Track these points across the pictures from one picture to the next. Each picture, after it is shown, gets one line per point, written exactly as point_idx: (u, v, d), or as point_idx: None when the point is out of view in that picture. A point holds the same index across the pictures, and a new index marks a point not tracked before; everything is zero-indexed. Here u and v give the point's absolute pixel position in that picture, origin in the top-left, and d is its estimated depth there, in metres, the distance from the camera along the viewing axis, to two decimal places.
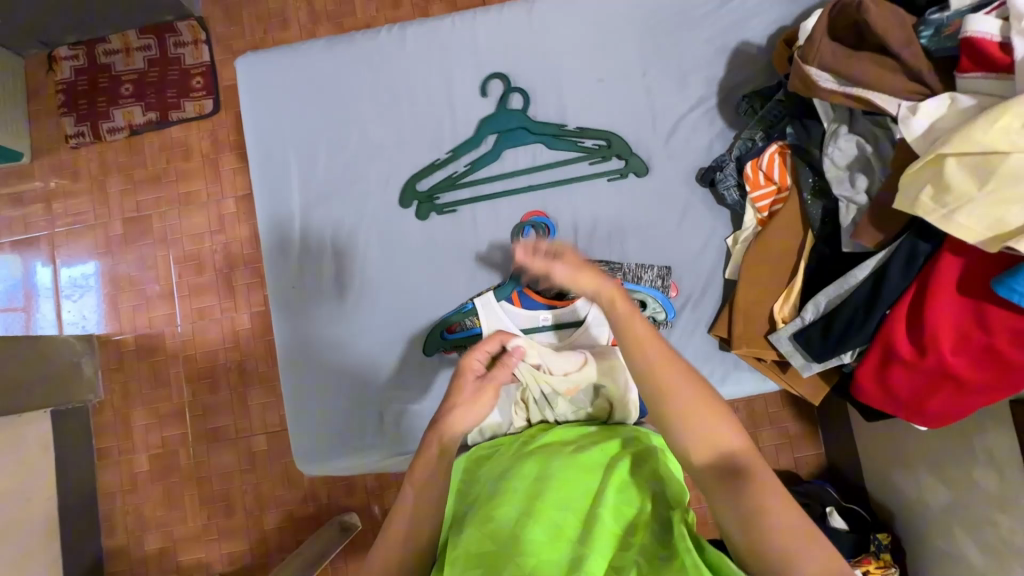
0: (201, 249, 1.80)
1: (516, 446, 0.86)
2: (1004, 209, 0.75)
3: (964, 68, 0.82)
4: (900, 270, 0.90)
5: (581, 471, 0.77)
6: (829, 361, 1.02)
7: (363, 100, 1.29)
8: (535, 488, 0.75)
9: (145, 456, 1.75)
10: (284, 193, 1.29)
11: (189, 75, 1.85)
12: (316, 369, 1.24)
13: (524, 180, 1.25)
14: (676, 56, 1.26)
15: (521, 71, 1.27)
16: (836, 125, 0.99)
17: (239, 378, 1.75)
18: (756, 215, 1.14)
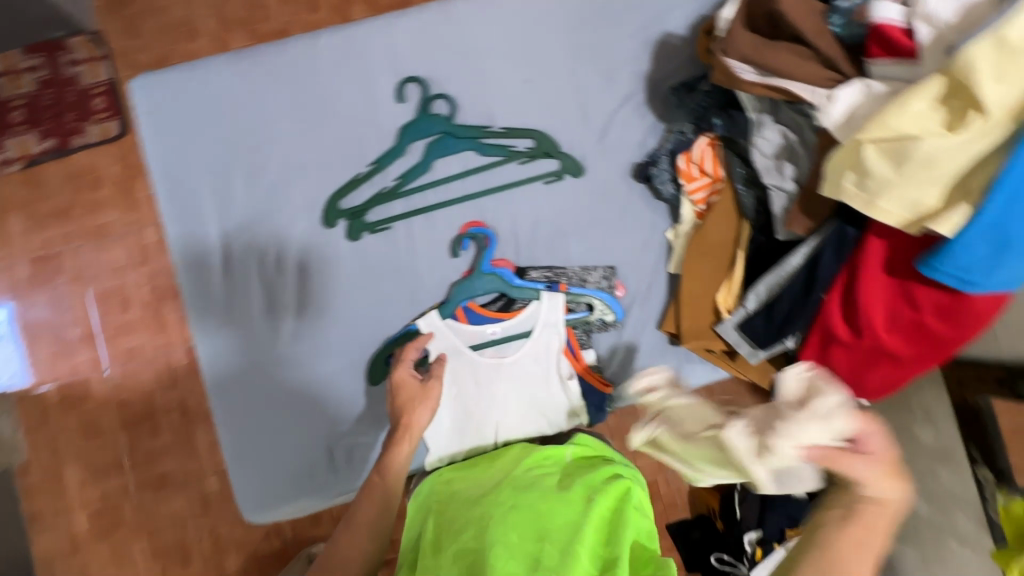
0: (123, 285, 1.66)
1: (502, 478, 0.95)
2: (920, 192, 0.77)
3: (874, 54, 0.83)
4: (831, 254, 0.92)
5: (556, 499, 0.86)
6: (775, 347, 1.04)
7: (278, 117, 1.20)
8: (513, 512, 0.84)
9: (84, 515, 1.61)
10: (200, 222, 1.18)
11: (89, 96, 1.66)
12: (255, 408, 1.15)
13: (458, 189, 1.20)
14: (603, 50, 1.24)
15: (446, 75, 1.22)
16: (760, 114, 1.00)
17: (182, 418, 1.64)
18: (692, 208, 1.14)
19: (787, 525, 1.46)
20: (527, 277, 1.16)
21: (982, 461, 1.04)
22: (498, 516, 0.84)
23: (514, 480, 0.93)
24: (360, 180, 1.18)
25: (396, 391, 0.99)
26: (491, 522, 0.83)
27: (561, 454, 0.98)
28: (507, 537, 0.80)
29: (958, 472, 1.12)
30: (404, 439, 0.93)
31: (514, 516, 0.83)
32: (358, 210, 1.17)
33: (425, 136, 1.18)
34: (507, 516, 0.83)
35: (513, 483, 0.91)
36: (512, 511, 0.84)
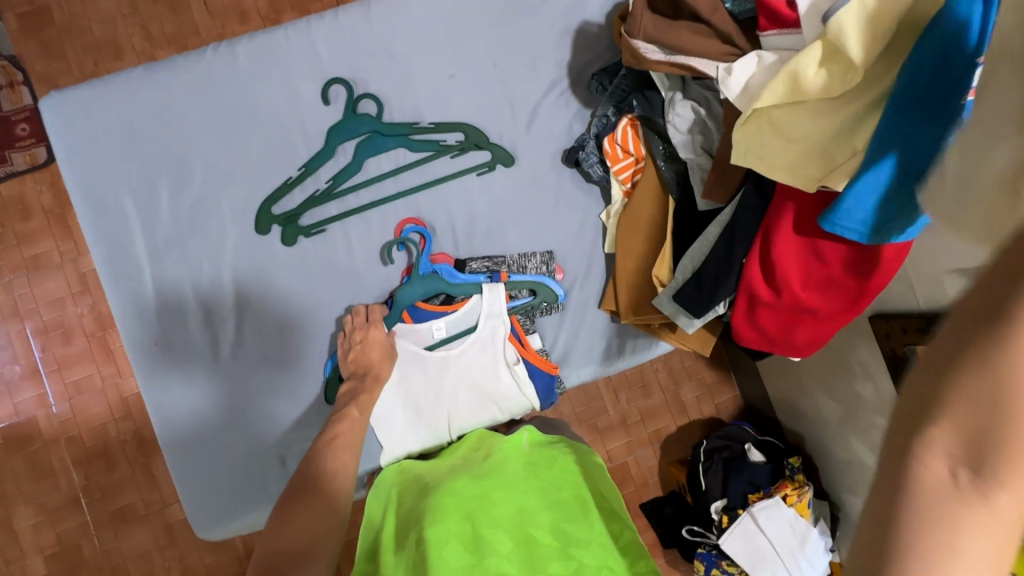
0: (64, 316, 1.59)
1: (454, 470, 1.04)
2: (814, 152, 0.81)
3: (763, 27, 0.88)
4: (747, 220, 0.96)
5: (509, 488, 0.97)
6: (709, 315, 1.06)
7: (199, 128, 1.18)
8: (469, 503, 0.93)
9: (40, 560, 1.54)
10: (126, 242, 1.15)
11: (10, 122, 1.55)
12: (201, 426, 1.13)
13: (392, 187, 1.21)
14: (525, 42, 1.26)
15: (370, 75, 1.23)
16: (671, 92, 1.03)
17: (139, 448, 1.58)
18: (620, 188, 1.18)
19: (748, 491, 1.51)
20: (466, 269, 1.17)
21: None
22: (455, 506, 0.93)
23: (466, 471, 1.02)
24: (291, 184, 1.17)
25: (364, 347, 1.09)
26: (449, 512, 0.91)
27: (519, 439, 1.10)
28: (464, 527, 0.89)
29: None
30: (374, 388, 1.08)
31: (470, 506, 0.93)
32: (292, 214, 1.17)
33: (353, 136, 1.19)
34: (464, 505, 0.93)
35: (466, 473, 1.01)
36: (468, 501, 0.94)
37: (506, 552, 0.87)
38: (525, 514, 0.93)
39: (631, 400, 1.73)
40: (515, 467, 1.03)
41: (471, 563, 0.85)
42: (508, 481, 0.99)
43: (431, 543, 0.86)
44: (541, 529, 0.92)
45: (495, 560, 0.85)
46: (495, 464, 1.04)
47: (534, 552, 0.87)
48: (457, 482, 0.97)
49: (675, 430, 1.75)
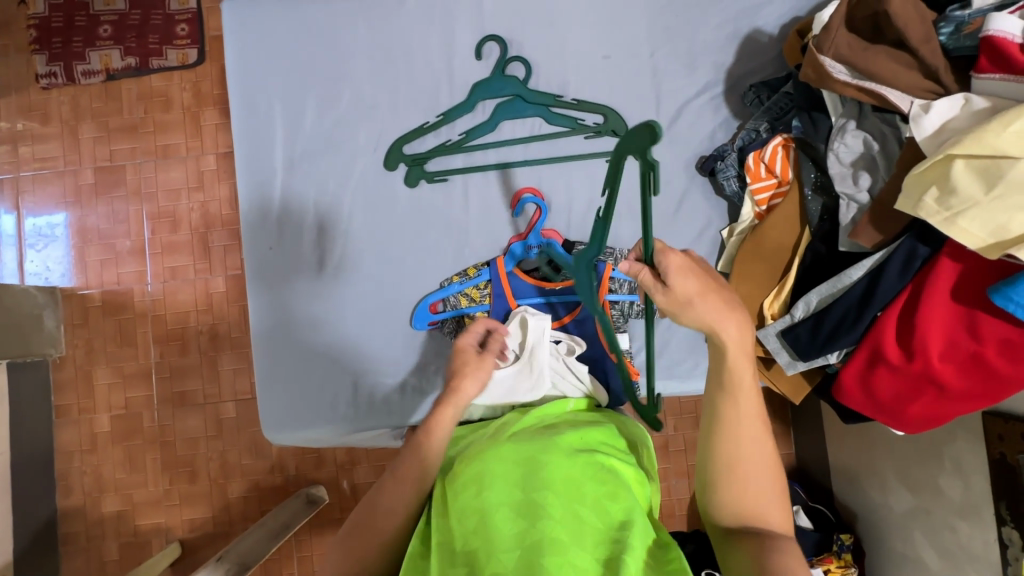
0: (176, 206, 1.71)
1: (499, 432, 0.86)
2: (1008, 216, 0.73)
3: (982, 68, 0.79)
4: (896, 271, 0.89)
5: (558, 450, 0.76)
6: (815, 361, 1.00)
7: (356, 56, 1.22)
8: (514, 467, 0.74)
9: (107, 417, 1.68)
10: (266, 149, 1.22)
11: (174, 22, 1.74)
12: (291, 337, 1.19)
13: (519, 151, 1.20)
14: (686, 39, 1.22)
15: (524, 40, 1.22)
16: (844, 120, 0.97)
17: (210, 343, 1.68)
18: (753, 208, 1.12)
19: None
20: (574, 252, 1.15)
21: (1012, 521, 1.00)
22: (500, 472, 0.74)
23: (515, 434, 0.84)
24: (426, 128, 1.19)
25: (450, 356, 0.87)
26: (488, 475, 0.73)
27: (562, 405, 0.95)
28: (513, 495, 0.70)
29: (982, 528, 1.08)
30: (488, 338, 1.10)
31: (516, 472, 0.73)
32: (420, 157, 1.19)
33: (496, 95, 1.20)
34: (509, 474, 0.73)
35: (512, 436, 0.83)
36: (515, 465, 0.74)
37: (557, 524, 0.66)
38: (577, 477, 0.73)
39: None
40: (563, 431, 0.83)
41: (520, 540, 0.65)
42: (556, 443, 0.78)
43: (480, 518, 0.69)
44: (596, 499, 0.71)
45: (548, 531, 0.65)
46: (547, 429, 0.85)
47: (591, 532, 0.67)
48: (502, 446, 0.79)
49: None
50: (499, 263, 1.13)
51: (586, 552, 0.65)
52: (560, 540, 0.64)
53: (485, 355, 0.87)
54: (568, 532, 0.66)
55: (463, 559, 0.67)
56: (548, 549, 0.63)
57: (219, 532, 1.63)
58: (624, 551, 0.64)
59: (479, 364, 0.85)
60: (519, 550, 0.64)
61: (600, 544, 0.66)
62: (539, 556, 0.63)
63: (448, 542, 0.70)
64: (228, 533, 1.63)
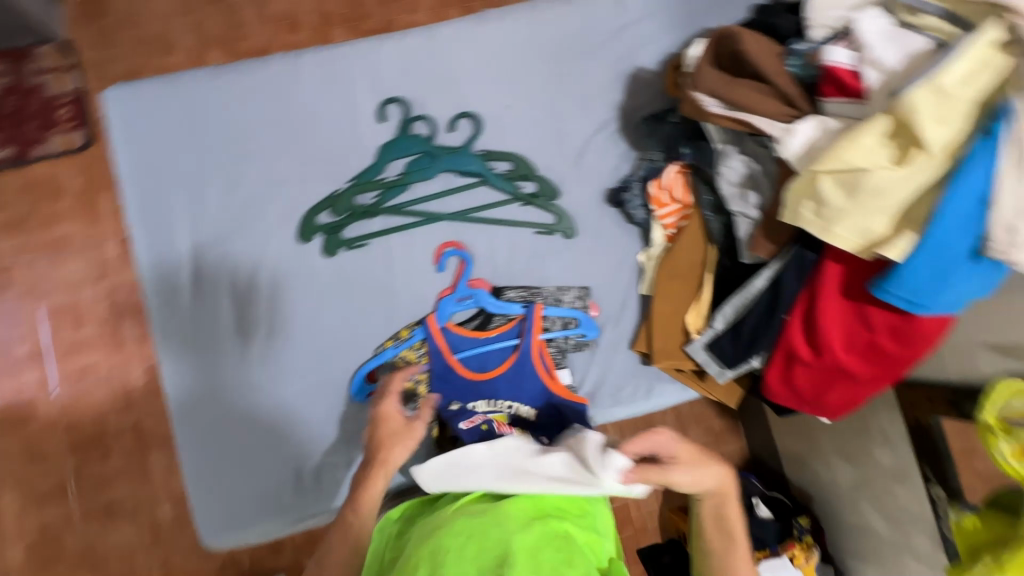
0: (78, 300, 1.56)
1: (453, 507, 0.85)
2: (872, 220, 0.83)
3: (828, 93, 0.90)
4: (793, 277, 0.97)
5: (511, 520, 0.77)
6: (741, 366, 1.07)
7: (255, 132, 1.20)
8: (467, 542, 0.75)
9: (19, 549, 1.47)
10: (170, 239, 1.16)
11: (54, 106, 1.60)
12: (225, 432, 1.12)
13: (436, 205, 1.22)
14: (578, 81, 1.29)
15: (424, 98, 1.25)
16: (725, 145, 1.06)
17: (136, 442, 1.53)
18: (663, 232, 1.19)
19: (754, 547, 1.46)
20: (506, 298, 1.17)
21: (935, 479, 1.10)
22: (455, 549, 0.74)
23: (467, 507, 0.84)
24: (338, 196, 1.18)
25: (378, 425, 0.95)
26: (441, 553, 0.74)
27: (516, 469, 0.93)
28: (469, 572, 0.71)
29: (916, 490, 1.17)
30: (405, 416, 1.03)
31: (472, 549, 0.73)
32: (336, 225, 1.17)
33: (405, 155, 1.20)
34: (465, 551, 0.73)
35: (465, 510, 0.82)
36: (469, 539, 0.74)
37: None
38: (534, 547, 0.73)
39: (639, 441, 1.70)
40: (519, 497, 0.84)
41: None
42: (512, 513, 0.79)
43: None
44: (554, 567, 0.71)
45: None
46: (504, 495, 0.85)
47: None
48: (455, 521, 0.79)
49: None
50: (431, 323, 1.10)
51: None
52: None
53: (413, 423, 0.95)
54: None
55: None
56: None
57: None
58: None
59: (404, 431, 0.93)
60: None
61: None
62: None
63: None
64: None
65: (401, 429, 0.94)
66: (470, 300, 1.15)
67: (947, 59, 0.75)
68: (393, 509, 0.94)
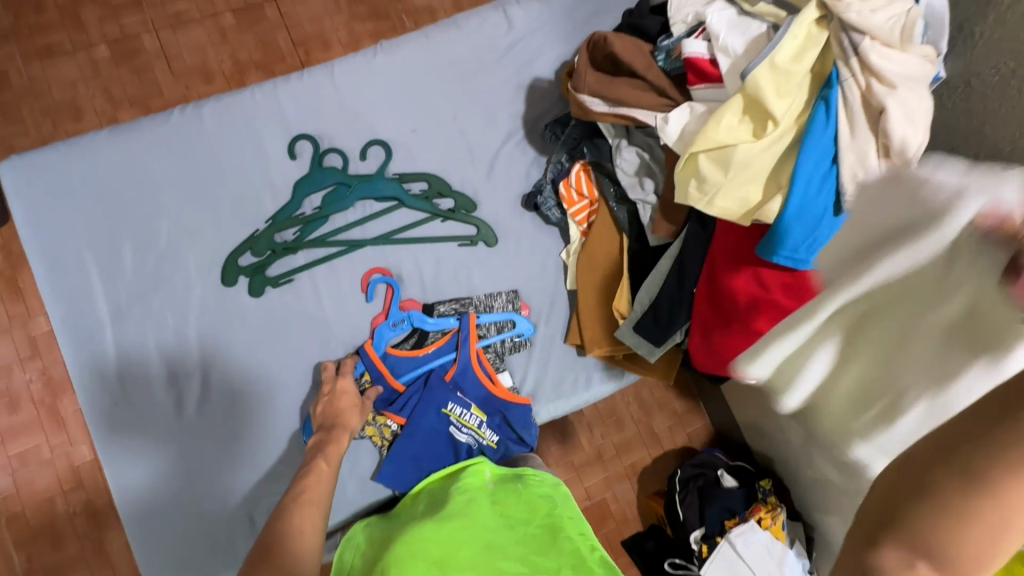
0: (10, 382, 1.47)
1: (424, 512, 1.01)
2: (746, 189, 0.90)
3: (693, 82, 0.98)
4: (693, 251, 1.05)
5: (478, 523, 0.98)
6: (668, 343, 1.12)
7: (164, 186, 1.20)
8: (443, 545, 0.92)
9: None
10: (87, 303, 1.14)
11: None
12: (166, 488, 1.10)
13: (358, 232, 1.24)
14: (481, 98, 1.35)
15: (332, 132, 1.28)
16: (617, 139, 1.13)
17: (90, 522, 1.46)
18: (577, 228, 1.24)
19: (725, 517, 1.53)
20: (435, 314, 1.19)
21: None
22: (430, 549, 0.91)
23: (438, 505, 1.02)
24: (257, 237, 1.19)
25: (336, 399, 1.08)
26: (420, 548, 0.90)
27: (482, 474, 1.09)
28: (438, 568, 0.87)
29: None
30: (341, 438, 1.05)
31: (444, 551, 0.90)
32: (259, 265, 1.18)
33: (320, 188, 1.24)
34: (436, 549, 0.91)
35: (438, 511, 0.99)
36: (443, 540, 0.93)
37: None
38: (493, 536, 0.97)
39: (607, 434, 1.73)
40: (483, 499, 1.04)
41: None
42: (478, 517, 0.99)
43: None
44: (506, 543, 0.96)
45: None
46: (466, 502, 1.02)
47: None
48: (430, 522, 0.95)
49: (650, 462, 1.75)
50: (370, 352, 1.15)
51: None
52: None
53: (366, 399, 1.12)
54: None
55: None
56: None
57: None
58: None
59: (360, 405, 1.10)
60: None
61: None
62: None
63: None
64: None
65: (355, 407, 1.10)
66: (404, 324, 1.18)
67: (777, 40, 0.85)
68: (360, 523, 1.06)
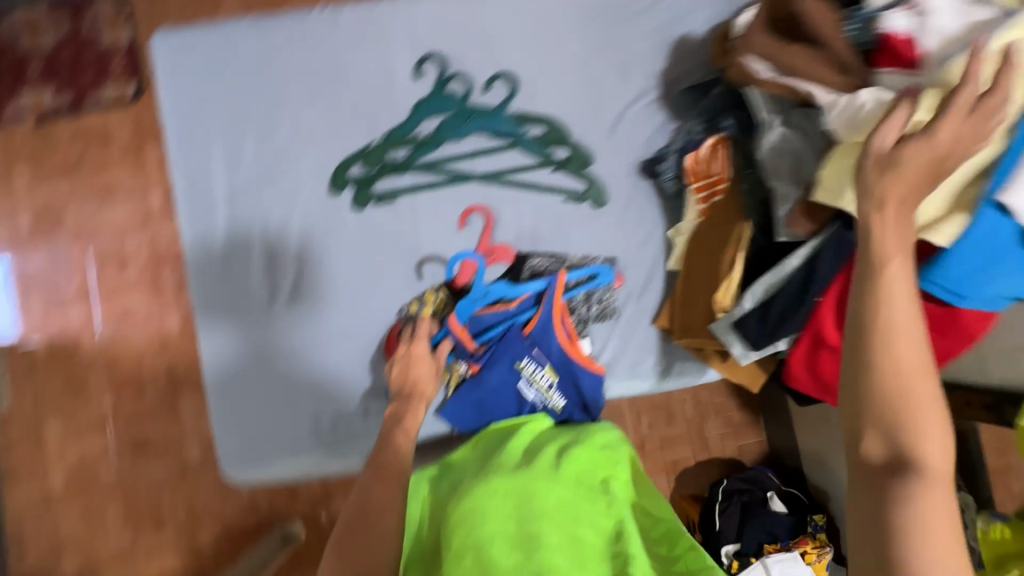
0: (123, 246, 1.61)
1: (483, 470, 0.93)
2: (919, 198, 0.77)
3: (881, 64, 0.86)
4: (830, 258, 0.91)
5: (548, 481, 0.88)
6: (766, 348, 1.03)
7: (293, 84, 1.21)
8: (510, 505, 0.83)
9: (61, 473, 1.55)
10: (208, 183, 1.20)
11: (108, 57, 1.64)
12: (250, 371, 1.16)
13: (466, 165, 1.21)
14: (619, 49, 1.25)
15: (459, 57, 1.24)
16: (771, 116, 1.01)
17: (169, 384, 1.58)
18: (695, 206, 1.15)
19: (765, 540, 1.44)
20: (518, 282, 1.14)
21: (965, 487, 1.02)
22: (496, 509, 0.82)
23: (500, 466, 0.93)
24: (370, 151, 1.20)
25: (410, 368, 1.02)
26: (487, 510, 0.82)
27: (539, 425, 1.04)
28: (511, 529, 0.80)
29: None
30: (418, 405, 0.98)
31: (512, 507, 0.83)
32: (366, 179, 1.19)
33: (440, 113, 1.22)
34: (504, 507, 0.83)
35: (500, 471, 0.90)
36: (509, 500, 0.84)
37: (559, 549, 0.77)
38: (570, 502, 0.85)
39: (654, 426, 1.62)
40: (546, 456, 0.94)
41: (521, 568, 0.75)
42: (545, 472, 0.89)
43: (483, 550, 0.77)
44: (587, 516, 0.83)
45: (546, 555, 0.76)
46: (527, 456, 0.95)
47: (592, 553, 0.78)
48: (496, 480, 0.87)
49: (693, 466, 1.63)
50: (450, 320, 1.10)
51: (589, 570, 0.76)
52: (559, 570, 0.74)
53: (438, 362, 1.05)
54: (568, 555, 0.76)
55: None
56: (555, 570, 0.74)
57: None
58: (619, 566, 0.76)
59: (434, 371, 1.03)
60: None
61: (598, 560, 0.78)
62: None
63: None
64: None
65: (429, 368, 1.04)
66: (484, 295, 1.12)
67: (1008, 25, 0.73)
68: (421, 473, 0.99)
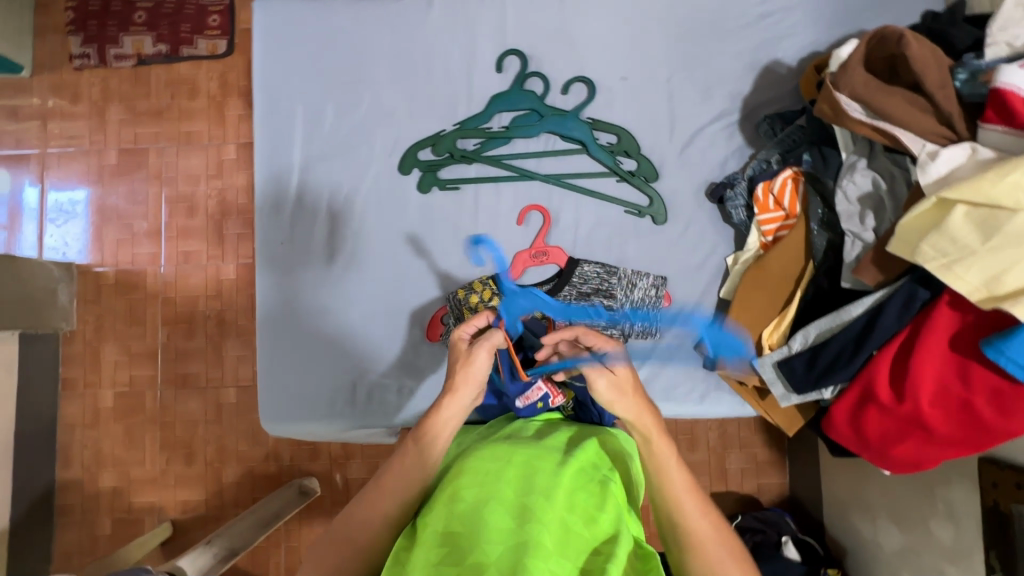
0: (195, 192, 1.70)
1: (491, 437, 0.87)
2: (1002, 269, 0.74)
3: (987, 119, 0.81)
4: (896, 311, 0.89)
5: (551, 457, 0.78)
6: (809, 395, 0.99)
7: (379, 63, 1.25)
8: (508, 468, 0.76)
9: (111, 393, 1.67)
10: (285, 148, 1.25)
11: (207, 12, 1.73)
12: (295, 330, 1.21)
13: (533, 163, 1.23)
14: (703, 66, 1.23)
15: (543, 54, 1.24)
16: (854, 158, 0.98)
17: (217, 328, 1.67)
18: (759, 238, 1.12)
19: None
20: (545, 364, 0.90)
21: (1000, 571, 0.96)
22: (493, 471, 0.75)
23: (510, 437, 0.86)
24: (442, 137, 1.22)
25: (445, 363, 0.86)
26: (483, 470, 0.76)
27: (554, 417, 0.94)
28: (506, 494, 0.71)
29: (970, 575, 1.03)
30: None
31: (510, 472, 0.75)
32: (434, 164, 1.22)
33: (513, 109, 1.23)
34: (502, 471, 0.75)
35: (508, 440, 0.83)
36: (509, 465, 0.76)
37: (549, 528, 0.66)
38: (570, 487, 0.74)
39: None
40: (557, 437, 0.85)
41: (507, 535, 0.65)
42: (550, 450, 0.80)
43: (472, 509, 0.70)
44: (584, 510, 0.72)
45: (535, 529, 0.65)
46: (538, 435, 0.87)
47: (580, 546, 0.67)
48: (501, 446, 0.81)
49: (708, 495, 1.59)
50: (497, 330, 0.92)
51: (568, 559, 0.65)
52: (545, 542, 0.64)
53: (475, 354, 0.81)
54: (554, 537, 0.66)
55: (444, 543, 0.67)
56: (537, 544, 0.64)
57: (212, 516, 1.62)
58: (608, 562, 0.65)
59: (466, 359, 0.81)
60: (506, 543, 0.64)
61: (581, 553, 0.66)
62: (522, 550, 0.63)
63: (435, 528, 0.69)
64: (221, 517, 1.62)
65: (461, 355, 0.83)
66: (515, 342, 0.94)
67: None
68: None
